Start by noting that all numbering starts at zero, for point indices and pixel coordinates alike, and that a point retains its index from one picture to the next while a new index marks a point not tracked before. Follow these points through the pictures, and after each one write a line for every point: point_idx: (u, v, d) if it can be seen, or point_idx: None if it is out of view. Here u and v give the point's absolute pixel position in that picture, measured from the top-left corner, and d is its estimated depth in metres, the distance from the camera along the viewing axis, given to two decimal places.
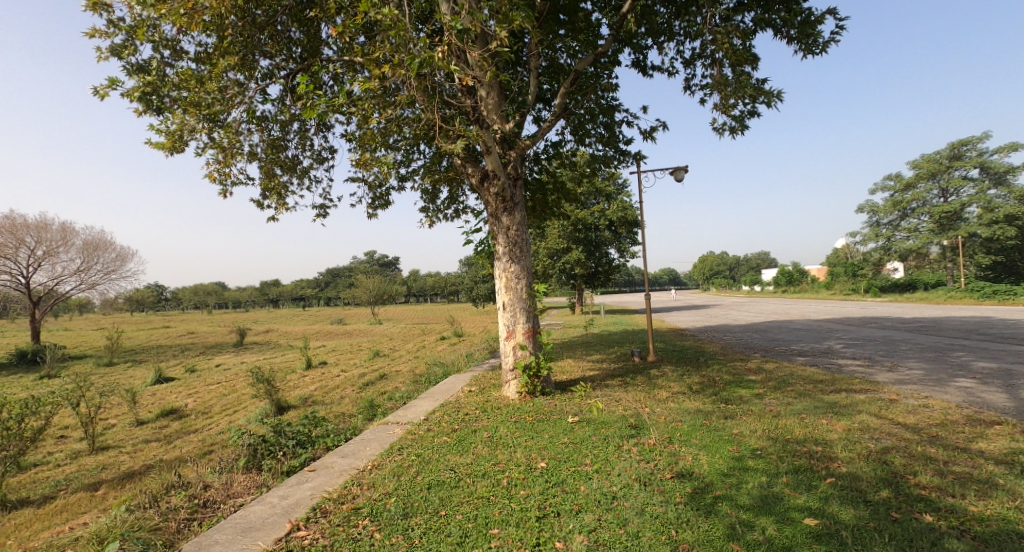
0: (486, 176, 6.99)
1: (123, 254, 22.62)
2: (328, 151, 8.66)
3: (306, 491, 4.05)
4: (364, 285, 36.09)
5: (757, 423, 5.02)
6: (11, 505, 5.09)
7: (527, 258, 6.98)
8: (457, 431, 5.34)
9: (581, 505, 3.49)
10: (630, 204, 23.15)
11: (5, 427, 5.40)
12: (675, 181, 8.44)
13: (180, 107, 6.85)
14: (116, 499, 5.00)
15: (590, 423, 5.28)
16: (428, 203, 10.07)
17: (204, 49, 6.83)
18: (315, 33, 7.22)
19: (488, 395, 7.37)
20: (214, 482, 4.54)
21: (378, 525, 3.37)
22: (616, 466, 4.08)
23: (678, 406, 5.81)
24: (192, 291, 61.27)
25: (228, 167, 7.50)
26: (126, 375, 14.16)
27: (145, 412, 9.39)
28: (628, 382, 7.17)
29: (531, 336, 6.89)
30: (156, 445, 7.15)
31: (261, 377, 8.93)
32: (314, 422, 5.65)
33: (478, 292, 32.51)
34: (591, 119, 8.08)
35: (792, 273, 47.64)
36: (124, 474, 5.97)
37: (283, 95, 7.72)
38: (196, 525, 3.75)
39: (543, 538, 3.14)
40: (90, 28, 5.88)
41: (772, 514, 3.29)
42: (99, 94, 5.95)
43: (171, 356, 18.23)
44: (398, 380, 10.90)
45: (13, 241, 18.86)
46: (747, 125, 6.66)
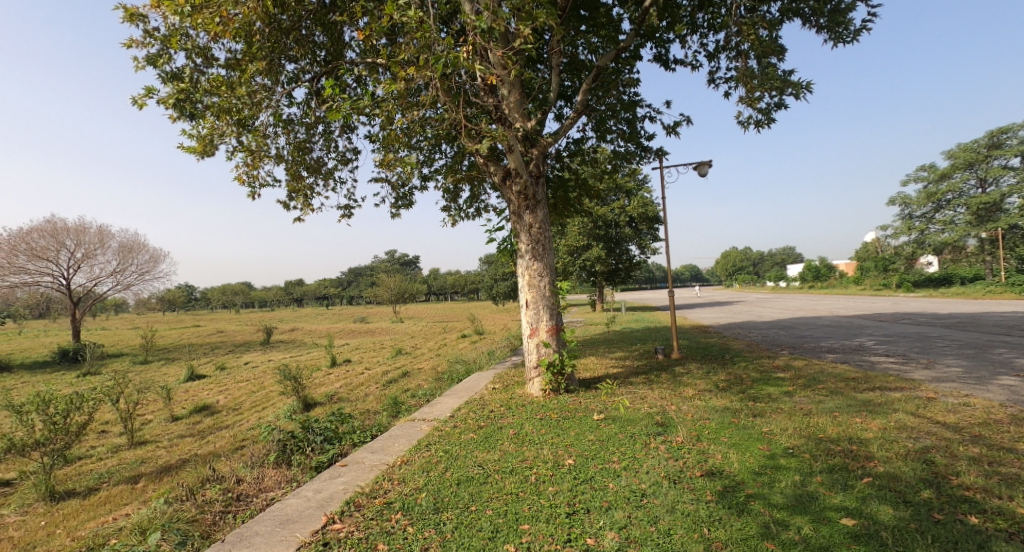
0: (509, 175, 7.00)
1: (155, 254, 23.29)
2: (352, 152, 8.80)
3: (339, 485, 4.14)
4: (386, 284, 36.53)
5: (788, 421, 4.93)
6: (58, 495, 5.33)
7: (550, 256, 6.99)
8: (483, 428, 5.37)
9: (611, 503, 3.50)
10: (651, 200, 22.95)
11: (51, 422, 5.64)
12: (699, 177, 8.30)
13: (211, 112, 7.06)
14: (155, 491, 5.18)
15: (615, 420, 5.27)
16: (450, 202, 10.16)
17: (234, 56, 7.00)
18: (338, 36, 7.33)
19: (512, 392, 7.40)
20: (247, 477, 4.67)
21: (410, 519, 3.44)
22: (644, 464, 4.07)
23: (705, 403, 5.75)
24: (220, 291, 62.91)
25: (256, 170, 7.69)
26: (160, 372, 14.66)
27: (179, 408, 9.70)
28: (653, 380, 7.10)
29: (555, 333, 6.89)
30: (191, 440, 7.39)
31: (289, 374, 9.15)
32: (341, 418, 5.73)
33: (497, 290, 32.52)
34: (613, 115, 8.02)
35: (819, 268, 46.50)
36: (162, 468, 6.19)
37: (308, 98, 7.86)
38: (231, 518, 3.88)
39: (573, 534, 3.16)
40: (128, 39, 6.09)
41: (807, 513, 3.24)
42: (137, 102, 6.18)
43: (201, 354, 18.78)
44: (421, 377, 11.03)
45: (53, 245, 19.67)
46: (774, 118, 6.49)
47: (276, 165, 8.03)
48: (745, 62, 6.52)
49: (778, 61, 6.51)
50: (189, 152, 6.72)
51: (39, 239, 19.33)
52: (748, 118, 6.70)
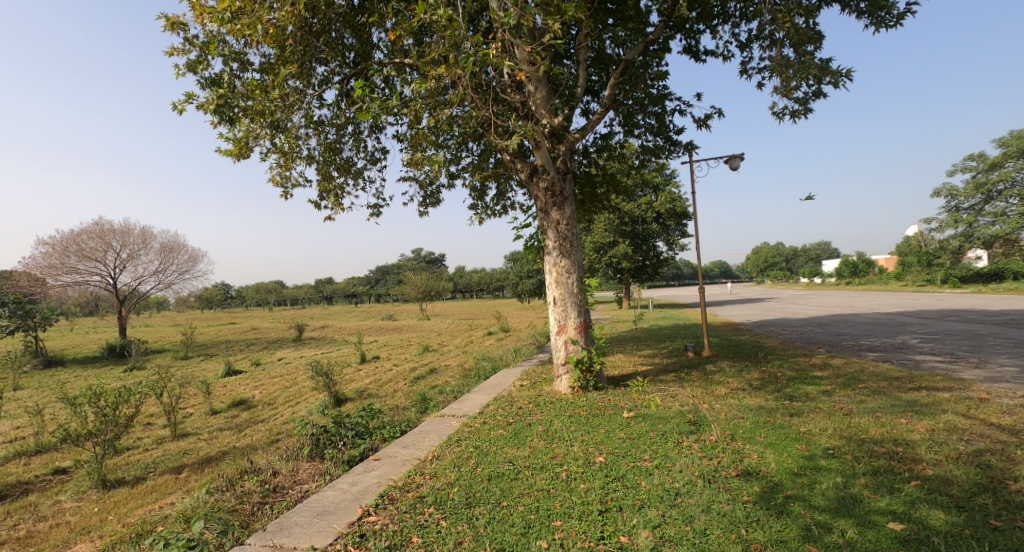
0: (535, 171, 6.97)
1: (195, 254, 24.09)
2: (381, 152, 8.91)
3: (373, 479, 4.22)
4: (413, 282, 36.92)
5: (827, 421, 4.78)
6: (109, 483, 5.59)
7: (577, 253, 6.94)
8: (512, 424, 5.38)
9: (644, 501, 3.45)
10: (679, 196, 22.57)
11: (102, 414, 5.90)
12: (730, 170, 8.10)
13: (247, 116, 7.25)
14: (198, 482, 5.37)
15: (646, 419, 5.21)
16: (477, 200, 10.20)
17: (267, 60, 7.18)
18: (367, 37, 7.42)
19: (540, 389, 7.40)
20: (283, 469, 4.81)
21: (443, 513, 3.47)
22: (677, 463, 4.00)
23: (739, 402, 5.62)
24: (255, 289, 64.77)
25: (288, 171, 7.87)
26: (199, 368, 15.20)
27: (217, 402, 10.03)
28: (684, 378, 6.99)
29: (583, 331, 6.85)
30: (229, 433, 7.64)
31: (321, 370, 9.35)
32: (372, 413, 5.80)
33: (523, 288, 32.55)
34: (641, 109, 7.88)
35: (857, 263, 44.95)
36: (203, 459, 6.41)
37: (339, 99, 8.00)
38: (269, 509, 3.99)
39: (606, 531, 3.14)
40: (170, 47, 6.31)
41: (851, 516, 3.14)
42: (178, 108, 6.39)
43: (237, 350, 19.36)
44: (448, 374, 11.13)
45: (101, 245, 20.58)
46: (812, 108, 6.28)
47: (308, 166, 8.20)
48: (780, 51, 6.32)
49: (815, 49, 6.29)
50: (226, 155, 6.93)
51: (89, 241, 20.29)
52: (783, 108, 6.50)
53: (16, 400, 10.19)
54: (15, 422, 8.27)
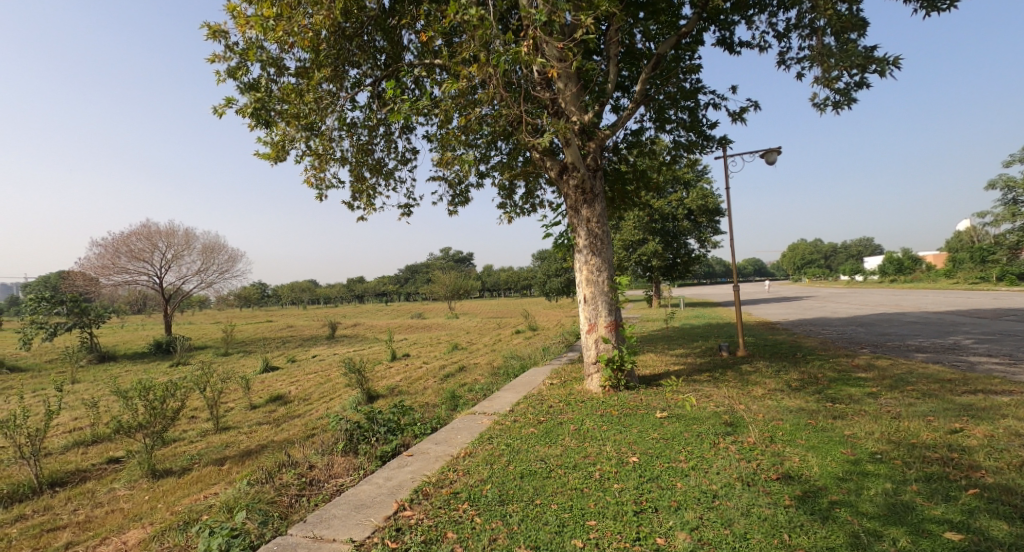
0: (565, 169, 6.92)
1: (234, 255, 24.86)
2: (412, 152, 9.01)
3: (407, 474, 4.28)
4: (442, 281, 37.21)
5: (874, 424, 4.59)
6: (158, 473, 5.84)
7: (608, 250, 6.87)
8: (543, 423, 5.37)
9: (680, 503, 3.39)
10: (711, 192, 22.06)
11: (151, 406, 6.16)
12: (766, 165, 7.86)
13: (283, 119, 7.45)
14: (239, 473, 5.55)
15: (680, 419, 5.11)
16: (506, 199, 10.20)
17: (302, 64, 7.35)
18: (397, 39, 7.48)
19: (571, 388, 7.35)
20: (318, 463, 4.93)
21: (477, 509, 3.49)
22: (714, 464, 3.91)
23: (777, 404, 5.45)
24: (290, 288, 66.57)
25: (323, 172, 8.05)
26: (237, 364, 15.74)
27: (257, 397, 10.36)
28: (718, 378, 6.83)
29: (614, 329, 6.78)
30: (267, 428, 7.88)
31: (354, 367, 9.54)
32: (403, 410, 5.85)
33: (550, 287, 32.36)
34: (672, 104, 7.72)
35: (903, 260, 43.02)
36: (244, 452, 6.63)
37: (371, 101, 8.12)
38: (306, 501, 4.10)
39: (643, 533, 3.09)
40: (211, 54, 6.53)
41: (902, 524, 3.00)
42: (218, 112, 6.63)
43: (274, 347, 19.95)
44: (477, 372, 11.19)
45: (148, 246, 21.49)
46: (855, 98, 6.04)
47: (341, 167, 8.37)
48: (820, 40, 6.10)
49: (859, 37, 6.04)
50: (264, 157, 7.14)
51: (137, 242, 21.23)
52: (824, 99, 6.27)
53: (73, 393, 10.78)
54: (72, 413, 8.75)
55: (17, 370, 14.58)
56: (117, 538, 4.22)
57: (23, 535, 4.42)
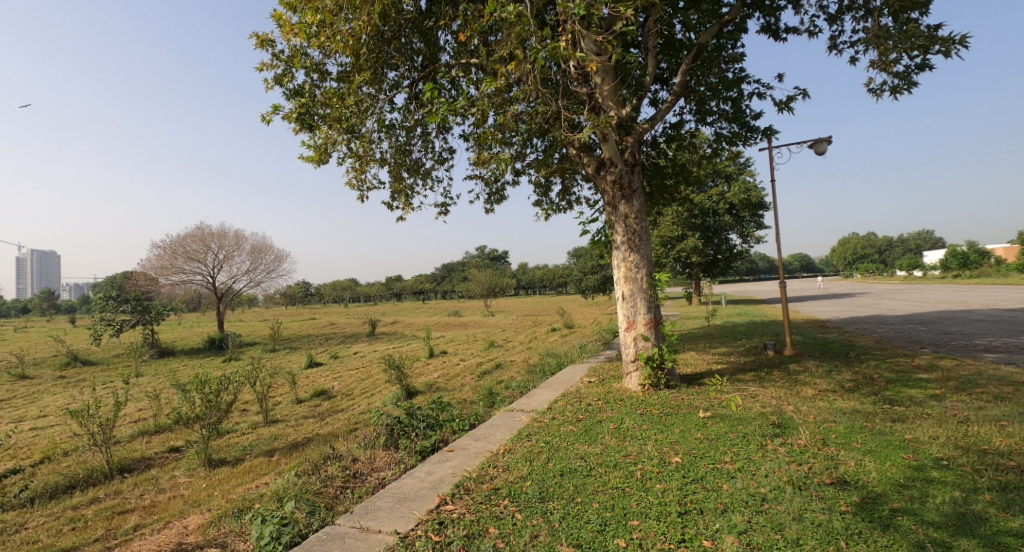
0: (603, 165, 6.84)
1: (280, 255, 25.67)
2: (448, 151, 9.11)
3: (448, 469, 4.33)
4: (477, 279, 37.40)
5: (939, 428, 4.34)
6: (214, 462, 6.13)
7: (646, 247, 6.76)
8: (581, 421, 5.33)
9: (727, 505, 3.30)
10: (755, 185, 21.34)
11: (207, 399, 6.48)
12: (816, 155, 7.53)
13: (326, 122, 7.67)
14: (288, 465, 5.76)
15: (724, 419, 4.98)
16: (542, 196, 10.18)
17: (343, 69, 7.53)
18: (434, 40, 7.55)
19: (609, 386, 7.27)
20: (361, 457, 5.05)
21: (518, 506, 3.50)
22: (762, 467, 3.79)
23: (830, 405, 5.23)
24: (332, 286, 68.49)
25: (363, 174, 8.24)
26: (284, 360, 16.34)
27: (302, 392, 10.73)
28: (765, 378, 6.61)
29: (653, 327, 6.68)
30: (313, 421, 8.16)
31: (393, 364, 9.75)
32: (441, 406, 5.91)
33: (585, 284, 31.67)
34: (714, 95, 7.49)
35: (967, 254, 40.35)
36: (291, 444, 6.88)
37: (408, 102, 8.24)
38: (351, 493, 4.21)
39: (688, 534, 3.03)
40: (260, 63, 6.78)
41: (973, 536, 2.83)
42: (265, 119, 6.87)
43: (318, 344, 20.59)
44: (514, 369, 11.24)
45: (202, 247, 22.53)
46: (916, 81, 5.71)
47: (381, 168, 8.54)
48: (876, 21, 5.79)
49: (919, 16, 5.71)
50: (308, 161, 7.38)
51: (192, 243, 22.32)
52: (880, 84, 5.96)
53: (136, 385, 11.46)
54: (136, 405, 9.30)
55: (88, 363, 15.63)
56: (179, 522, 4.45)
57: (97, 517, 4.73)
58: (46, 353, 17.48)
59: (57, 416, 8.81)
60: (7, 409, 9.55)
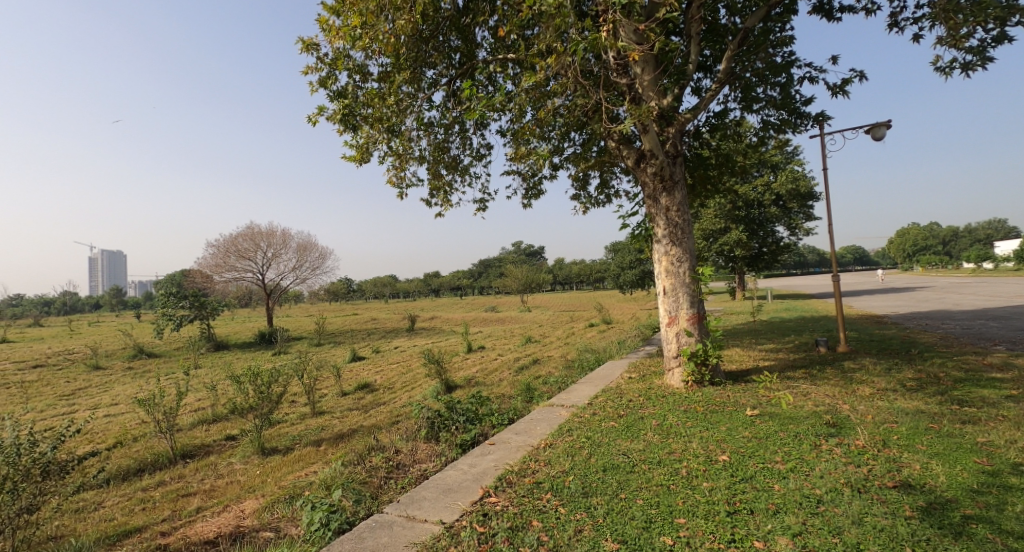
0: (643, 157, 6.69)
1: (325, 252, 26.46)
2: (486, 148, 9.13)
3: (490, 462, 4.36)
4: (513, 275, 37.43)
5: (1015, 432, 4.04)
6: (266, 450, 6.39)
7: (689, 240, 6.58)
8: (623, 417, 5.26)
9: (779, 506, 3.19)
10: (803, 174, 20.46)
11: (259, 390, 6.76)
12: (873, 141, 7.13)
13: (368, 122, 7.82)
14: (335, 454, 5.94)
15: (773, 417, 4.80)
16: (580, 190, 10.08)
17: (384, 69, 7.64)
18: (471, 37, 7.56)
19: (650, 382, 7.14)
20: (403, 449, 5.16)
21: (561, 500, 3.49)
22: (817, 467, 3.63)
23: (891, 405, 4.96)
24: (373, 282, 70.08)
25: (403, 171, 8.36)
26: (328, 354, 16.86)
27: (346, 385, 11.04)
28: (817, 376, 6.33)
29: (696, 322, 6.51)
30: (357, 413, 8.39)
31: (434, 358, 9.90)
32: (481, 400, 5.95)
33: (624, 279, 31.00)
34: (761, 81, 7.19)
35: None
36: (337, 435, 7.09)
37: (446, 100, 8.30)
38: (395, 484, 4.29)
39: (738, 535, 2.95)
40: (305, 66, 6.97)
41: None
42: (311, 121, 7.07)
43: (360, 339, 21.14)
44: (551, 364, 11.22)
45: (252, 246, 23.49)
46: (991, 56, 5.31)
47: (420, 166, 8.65)
48: None
49: None
50: (351, 160, 7.56)
51: (243, 242, 23.33)
52: (950, 61, 5.58)
53: (195, 377, 12.10)
54: (195, 395, 9.81)
55: (152, 355, 16.60)
56: (236, 506, 4.66)
57: (164, 499, 5.02)
58: (114, 346, 18.67)
59: (126, 404, 9.41)
60: (83, 397, 10.28)
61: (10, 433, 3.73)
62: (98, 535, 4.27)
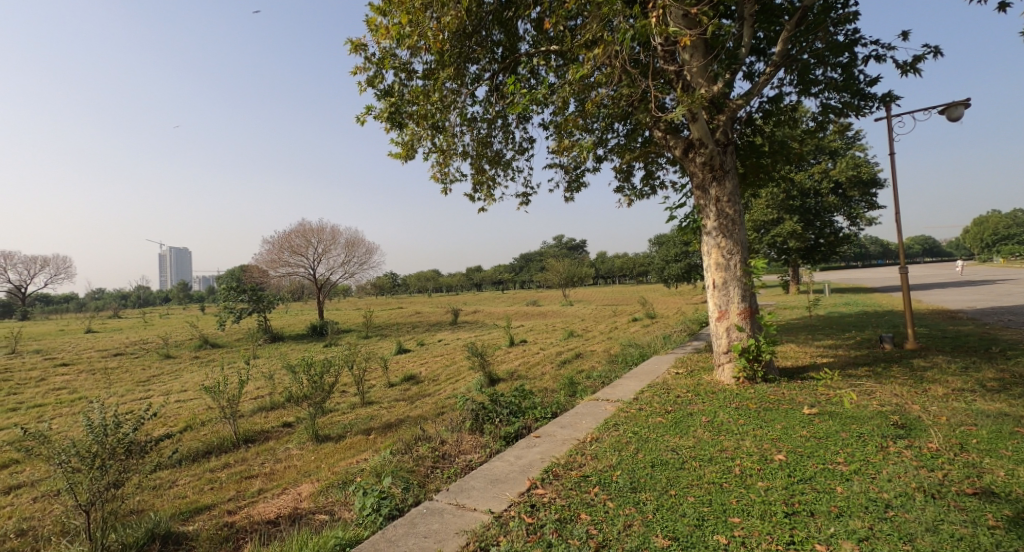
0: (691, 146, 6.49)
1: (371, 248, 27.16)
2: (528, 141, 9.08)
3: (537, 454, 4.36)
4: (555, 269, 37.20)
5: None
6: (320, 437, 6.64)
7: (741, 231, 6.33)
8: (670, 412, 5.14)
9: (843, 509, 3.03)
10: (865, 160, 19.28)
11: (312, 380, 7.03)
12: (949, 121, 6.61)
13: (413, 120, 7.94)
14: (384, 443, 6.10)
15: (833, 416, 4.56)
16: (624, 182, 9.88)
17: (429, 66, 7.72)
18: (513, 30, 7.50)
19: (699, 378, 6.94)
20: (449, 439, 5.23)
21: (609, 494, 3.45)
22: (883, 470, 3.43)
23: (967, 406, 4.62)
24: (418, 276, 71.42)
25: (447, 167, 8.45)
26: (375, 346, 17.34)
27: (393, 376, 11.33)
28: (882, 374, 5.97)
29: (749, 316, 6.27)
30: (404, 404, 8.59)
31: (477, 351, 10.01)
32: (524, 394, 5.94)
33: (668, 273, 30.23)
34: (820, 62, 6.80)
35: None
36: (386, 424, 7.29)
37: (489, 95, 8.29)
38: (441, 473, 4.37)
39: (798, 536, 2.83)
40: (354, 67, 7.14)
41: None
42: (360, 120, 7.24)
43: (406, 331, 21.60)
44: (594, 359, 11.12)
45: (304, 242, 24.41)
46: None
47: (463, 161, 8.71)
48: None
49: None
50: (397, 157, 7.71)
51: (296, 239, 24.31)
52: None
53: (254, 367, 12.72)
54: (254, 383, 10.31)
55: (216, 346, 17.60)
56: (294, 489, 4.88)
57: (229, 479, 5.31)
58: (182, 337, 19.90)
59: (193, 391, 10.00)
60: (156, 383, 11.02)
61: (98, 414, 4.01)
62: (173, 511, 4.56)
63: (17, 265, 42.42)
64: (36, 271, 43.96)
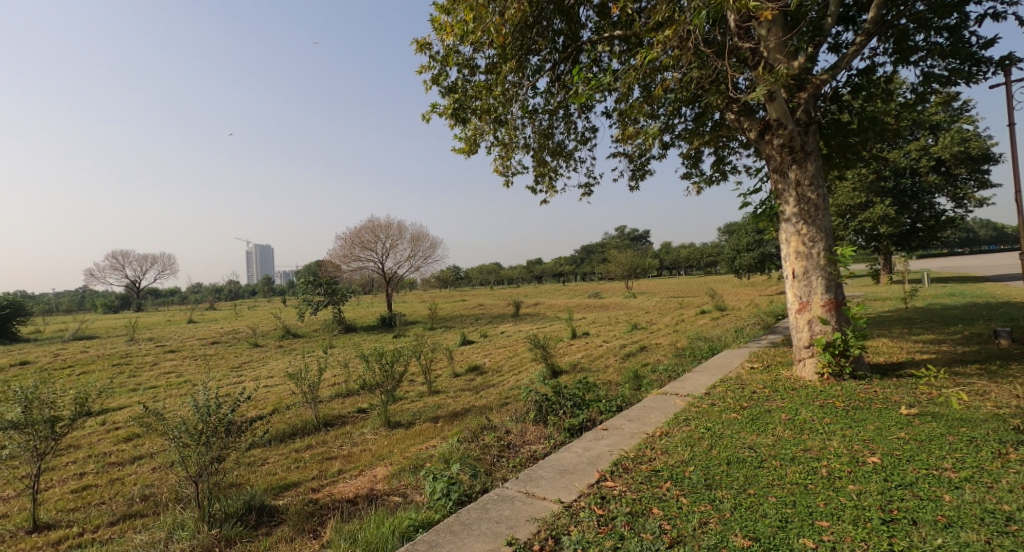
0: (767, 127, 6.09)
1: (435, 242, 27.89)
2: (590, 131, 8.90)
3: (604, 447, 4.28)
4: (618, 260, 36.43)
5: None
6: (391, 423, 6.88)
7: (825, 217, 5.88)
8: (747, 409, 4.87)
9: (952, 519, 2.74)
10: (975, 133, 17.25)
11: (383, 368, 7.29)
12: None
13: (475, 114, 7.99)
14: (451, 431, 6.22)
15: (936, 418, 4.14)
16: (691, 169, 9.46)
17: (491, 60, 7.72)
18: (574, 17, 7.33)
19: (777, 373, 6.54)
20: (513, 430, 5.25)
21: (682, 490, 3.32)
22: (1001, 479, 3.07)
23: None
24: (480, 270, 72.45)
25: (509, 160, 8.45)
26: (440, 337, 17.77)
27: (458, 366, 11.57)
28: (996, 373, 5.33)
29: (834, 309, 5.82)
30: (469, 394, 8.73)
31: (540, 343, 10.00)
32: (588, 386, 5.84)
33: (740, 264, 28.74)
34: (921, 27, 6.14)
35: None
36: (451, 413, 7.44)
37: (551, 86, 8.19)
38: (507, 462, 4.39)
39: (899, 545, 2.59)
40: (420, 66, 7.28)
41: None
42: (424, 118, 7.38)
43: (469, 323, 21.99)
44: (660, 352, 10.79)
45: (372, 237, 25.46)
46: None
47: (525, 153, 8.67)
48: None
49: None
50: (460, 152, 7.82)
51: (365, 234, 25.38)
52: None
53: (330, 356, 13.42)
54: (331, 371, 10.88)
55: (297, 336, 18.79)
56: (369, 471, 5.08)
57: (312, 460, 5.63)
58: (268, 327, 21.40)
59: (278, 377, 10.70)
60: (247, 370, 11.91)
61: (202, 395, 4.35)
62: (265, 486, 4.90)
63: (132, 263, 47.28)
64: (147, 268, 48.79)
